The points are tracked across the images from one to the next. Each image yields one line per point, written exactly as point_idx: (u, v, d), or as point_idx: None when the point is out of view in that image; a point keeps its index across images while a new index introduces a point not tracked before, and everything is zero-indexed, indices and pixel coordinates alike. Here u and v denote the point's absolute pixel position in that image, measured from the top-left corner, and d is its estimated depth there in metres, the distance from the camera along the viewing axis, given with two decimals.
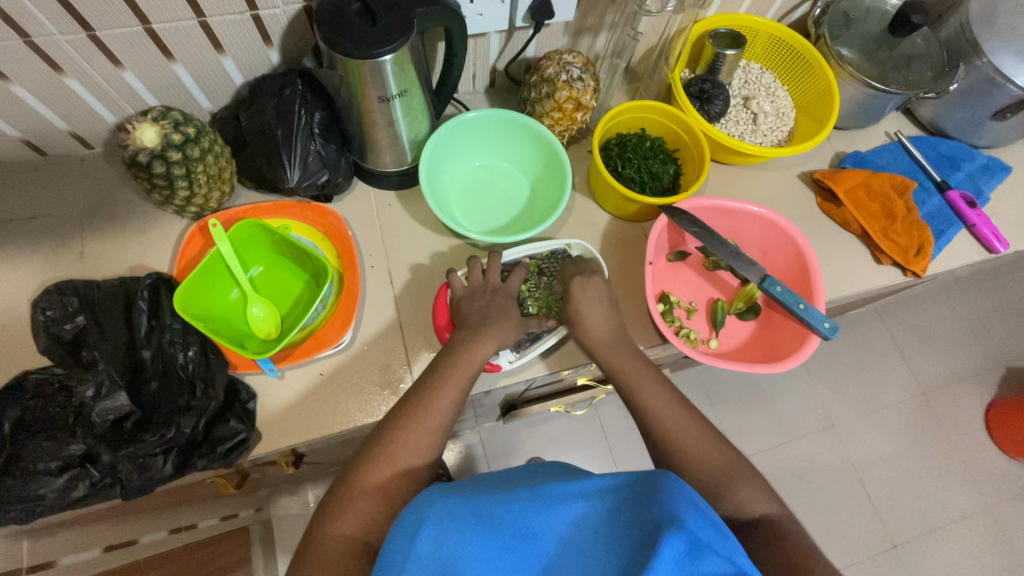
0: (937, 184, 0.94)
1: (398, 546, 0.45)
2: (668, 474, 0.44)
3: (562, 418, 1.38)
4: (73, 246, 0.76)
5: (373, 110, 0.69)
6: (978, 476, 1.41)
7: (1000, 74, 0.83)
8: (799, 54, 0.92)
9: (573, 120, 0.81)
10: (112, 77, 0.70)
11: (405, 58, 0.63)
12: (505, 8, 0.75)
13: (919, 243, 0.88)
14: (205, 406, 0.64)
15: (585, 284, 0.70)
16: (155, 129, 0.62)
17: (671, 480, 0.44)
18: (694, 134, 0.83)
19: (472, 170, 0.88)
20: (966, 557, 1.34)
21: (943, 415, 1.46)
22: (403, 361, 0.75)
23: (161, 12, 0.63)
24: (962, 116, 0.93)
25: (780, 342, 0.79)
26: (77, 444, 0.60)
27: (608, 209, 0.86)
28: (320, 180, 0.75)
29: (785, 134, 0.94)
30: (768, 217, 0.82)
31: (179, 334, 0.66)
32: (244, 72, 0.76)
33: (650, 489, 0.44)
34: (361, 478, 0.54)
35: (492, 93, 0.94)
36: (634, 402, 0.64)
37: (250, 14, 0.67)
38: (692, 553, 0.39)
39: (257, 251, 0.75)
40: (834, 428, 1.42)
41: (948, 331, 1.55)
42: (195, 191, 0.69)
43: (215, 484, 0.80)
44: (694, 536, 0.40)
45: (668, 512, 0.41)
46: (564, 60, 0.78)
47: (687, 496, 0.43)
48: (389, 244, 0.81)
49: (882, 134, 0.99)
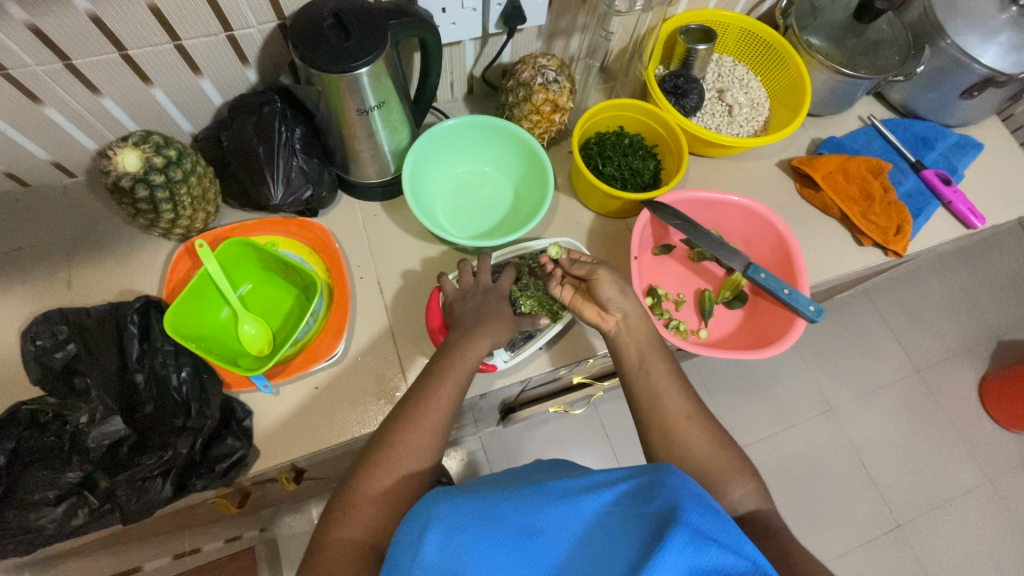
0: (911, 164, 0.97)
1: (404, 551, 0.45)
2: (669, 471, 0.46)
3: (562, 420, 1.38)
4: (60, 275, 0.76)
5: (353, 123, 0.70)
6: (976, 449, 1.43)
7: (966, 54, 0.85)
8: (770, 45, 0.94)
9: (552, 121, 0.82)
10: (91, 104, 0.70)
11: (381, 69, 0.65)
12: (478, 17, 0.76)
13: (898, 223, 0.90)
14: (201, 426, 0.64)
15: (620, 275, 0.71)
16: (137, 154, 0.63)
17: (673, 476, 0.46)
18: (671, 129, 0.84)
19: (455, 176, 0.88)
20: (971, 530, 1.35)
21: (939, 391, 1.48)
22: (398, 370, 0.75)
23: (137, 36, 0.64)
24: (932, 96, 0.96)
25: (769, 329, 0.80)
26: (74, 472, 0.60)
27: (592, 208, 0.87)
28: (304, 195, 0.76)
29: (761, 124, 0.95)
30: (749, 206, 0.83)
31: (171, 355, 0.65)
32: (223, 93, 0.77)
33: (655, 485, 0.45)
34: (365, 483, 0.54)
35: (471, 100, 0.94)
36: (634, 387, 0.66)
37: (225, 35, 0.68)
38: (698, 542, 0.40)
39: (245, 269, 0.75)
40: (832, 411, 1.43)
41: (937, 307, 1.58)
42: (180, 213, 0.70)
43: (217, 504, 0.81)
44: (698, 525, 0.41)
45: (669, 506, 0.43)
46: (539, 63, 0.79)
47: (687, 491, 0.44)
48: (377, 254, 0.82)
49: (856, 118, 1.01)
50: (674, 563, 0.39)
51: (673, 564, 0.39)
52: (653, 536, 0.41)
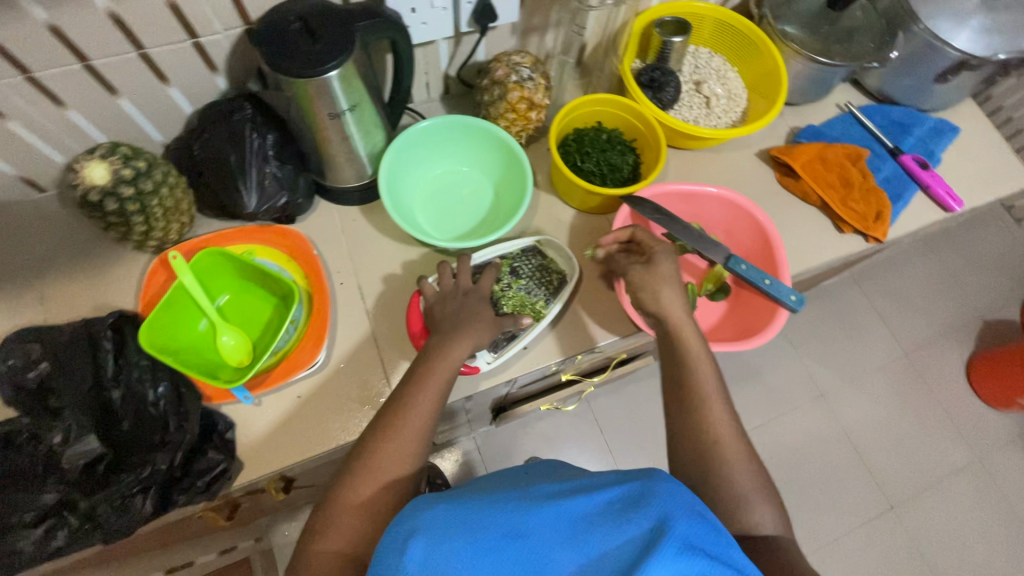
0: (890, 150, 0.97)
1: (390, 558, 0.44)
2: (662, 479, 0.47)
3: (555, 417, 1.38)
4: (33, 292, 0.74)
5: (325, 127, 0.69)
6: (966, 429, 1.44)
7: (939, 38, 0.86)
8: (745, 35, 0.94)
9: (528, 119, 0.82)
10: (57, 117, 0.68)
11: (351, 72, 0.64)
12: (449, 16, 0.76)
13: (878, 209, 0.90)
14: (181, 440, 0.63)
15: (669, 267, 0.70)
16: (105, 167, 0.62)
17: (664, 484, 0.47)
18: (649, 123, 0.84)
19: (433, 177, 0.87)
20: (964, 509, 1.37)
21: (928, 373, 1.49)
22: (381, 375, 0.75)
23: (99, 46, 0.62)
24: (907, 81, 0.96)
25: (752, 319, 0.80)
26: (51, 493, 0.59)
27: (573, 204, 0.87)
28: (280, 203, 0.75)
29: (739, 115, 0.95)
30: (727, 197, 0.83)
31: (147, 370, 0.64)
32: (193, 101, 0.76)
33: (648, 492, 0.46)
34: (346, 494, 0.54)
35: (447, 99, 0.93)
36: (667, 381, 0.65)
37: (191, 42, 0.67)
38: (689, 552, 0.42)
39: (222, 279, 0.74)
40: (824, 397, 1.44)
41: (923, 290, 1.59)
42: (153, 225, 0.69)
43: (206, 517, 0.80)
44: (688, 536, 0.43)
45: (661, 515, 0.44)
46: (513, 61, 0.79)
47: (678, 500, 0.46)
48: (357, 259, 0.81)
49: (834, 105, 1.02)
50: (666, 570, 0.40)
51: (665, 572, 0.40)
52: (645, 543, 0.42)
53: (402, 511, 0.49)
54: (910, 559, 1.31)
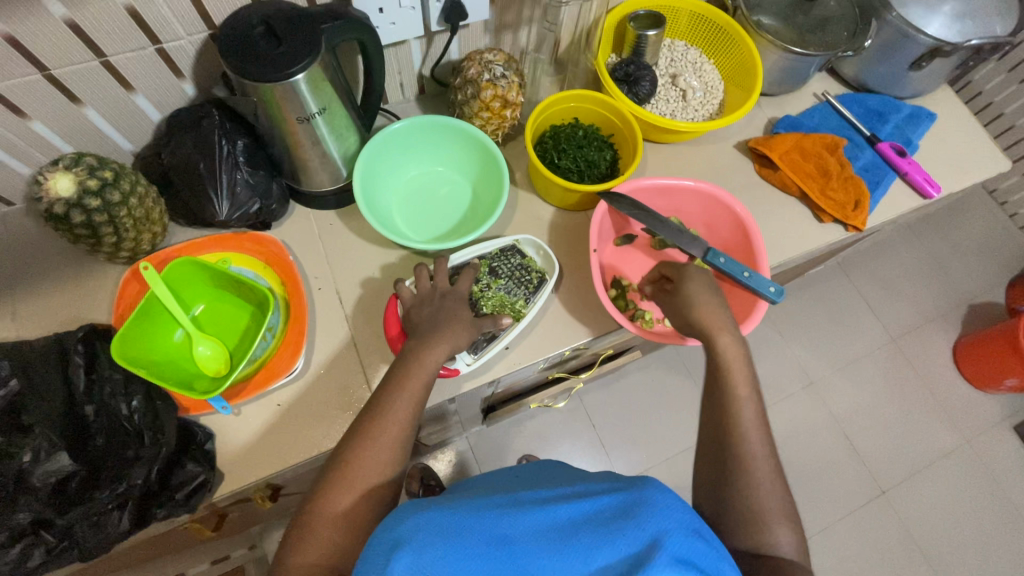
0: (867, 138, 0.97)
1: (374, 566, 0.43)
2: (656, 488, 0.48)
3: (547, 414, 1.38)
4: (5, 308, 0.73)
5: (295, 131, 0.68)
6: (954, 412, 1.46)
7: (912, 25, 0.86)
8: (720, 26, 0.93)
9: (503, 117, 0.81)
10: (20, 129, 0.67)
11: (319, 75, 0.63)
12: (418, 15, 0.75)
13: (856, 198, 0.90)
14: (156, 453, 0.63)
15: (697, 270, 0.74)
16: (70, 177, 0.60)
17: (656, 492, 0.48)
18: (625, 118, 0.84)
19: (409, 179, 0.87)
20: (953, 491, 1.38)
21: (915, 358, 1.51)
22: (362, 380, 0.74)
23: (58, 55, 0.61)
24: (882, 69, 0.96)
25: (733, 312, 0.80)
26: (24, 513, 0.57)
27: (552, 202, 0.87)
28: (253, 209, 0.74)
29: (716, 107, 0.95)
30: (706, 190, 0.83)
31: (120, 384, 0.64)
32: (160, 108, 0.74)
33: (640, 501, 0.47)
34: (323, 506, 0.53)
35: (423, 99, 0.93)
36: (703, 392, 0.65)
37: (154, 48, 0.66)
38: (681, 566, 0.42)
39: (197, 289, 0.73)
40: (813, 384, 1.45)
41: (909, 276, 1.60)
42: (123, 236, 0.67)
43: (191, 529, 0.79)
44: (679, 549, 0.43)
45: (653, 527, 0.44)
46: (485, 59, 0.78)
47: (670, 512, 0.46)
48: (335, 264, 0.80)
49: (811, 95, 1.02)
50: None
51: None
52: (637, 553, 0.43)
53: (387, 517, 0.47)
54: (903, 543, 1.32)
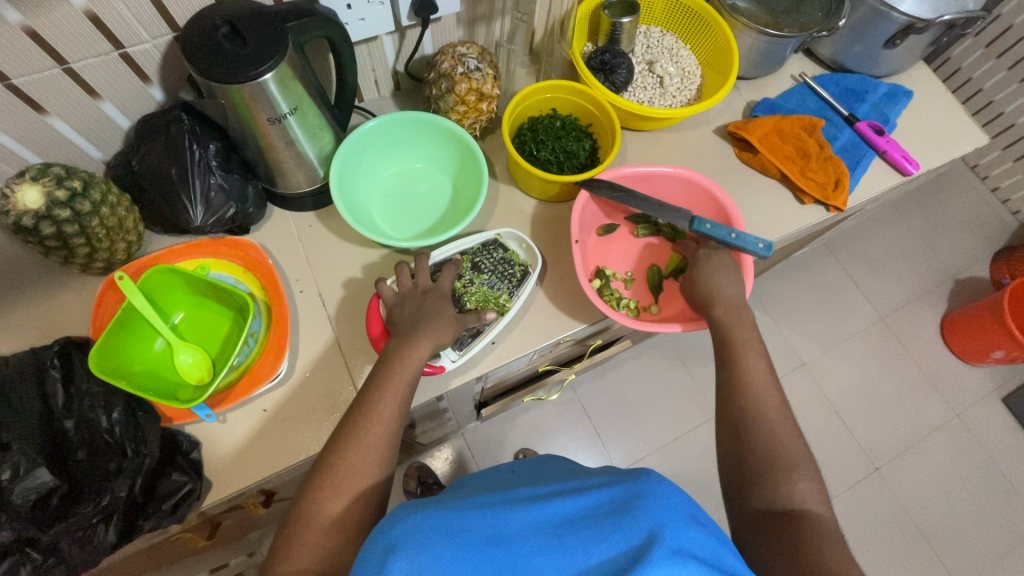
0: (846, 118, 0.98)
1: (369, 568, 0.43)
2: (655, 481, 0.47)
3: (543, 406, 1.38)
4: None
5: (268, 132, 0.67)
6: (943, 386, 1.48)
7: (884, 4, 0.87)
8: (694, 11, 0.93)
9: (480, 111, 0.80)
10: None
11: (287, 75, 0.62)
12: (387, 10, 0.74)
13: (836, 177, 0.91)
14: (139, 465, 0.62)
15: (711, 259, 0.74)
16: (37, 189, 0.59)
17: (654, 485, 0.47)
18: (602, 107, 0.83)
19: (387, 178, 0.86)
20: (946, 464, 1.40)
21: (904, 335, 1.52)
22: (347, 381, 0.73)
23: (18, 64, 0.59)
24: (858, 49, 0.96)
25: None
26: (4, 532, 0.56)
27: (533, 195, 0.86)
28: (228, 214, 0.73)
29: (694, 93, 0.95)
30: (685, 175, 0.82)
31: (100, 397, 0.62)
32: (128, 114, 0.73)
33: (636, 495, 0.46)
34: (310, 511, 0.53)
35: (399, 96, 0.91)
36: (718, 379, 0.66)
37: (117, 54, 0.65)
38: (681, 558, 0.41)
39: (175, 297, 0.72)
40: (805, 365, 1.47)
41: (895, 254, 1.61)
42: (96, 246, 0.66)
43: (185, 539, 0.79)
44: (678, 541, 0.43)
45: (650, 519, 0.44)
46: (458, 52, 0.77)
47: (670, 505, 0.45)
48: (315, 265, 0.79)
49: (789, 77, 1.02)
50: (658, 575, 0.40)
51: None
52: (634, 545, 0.42)
53: (383, 521, 0.47)
54: (897, 518, 1.34)
